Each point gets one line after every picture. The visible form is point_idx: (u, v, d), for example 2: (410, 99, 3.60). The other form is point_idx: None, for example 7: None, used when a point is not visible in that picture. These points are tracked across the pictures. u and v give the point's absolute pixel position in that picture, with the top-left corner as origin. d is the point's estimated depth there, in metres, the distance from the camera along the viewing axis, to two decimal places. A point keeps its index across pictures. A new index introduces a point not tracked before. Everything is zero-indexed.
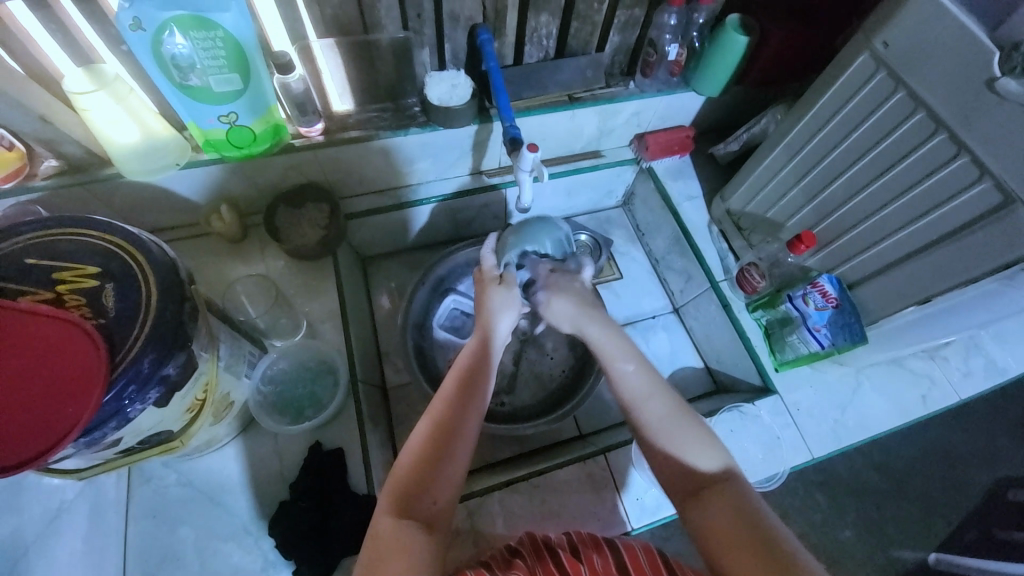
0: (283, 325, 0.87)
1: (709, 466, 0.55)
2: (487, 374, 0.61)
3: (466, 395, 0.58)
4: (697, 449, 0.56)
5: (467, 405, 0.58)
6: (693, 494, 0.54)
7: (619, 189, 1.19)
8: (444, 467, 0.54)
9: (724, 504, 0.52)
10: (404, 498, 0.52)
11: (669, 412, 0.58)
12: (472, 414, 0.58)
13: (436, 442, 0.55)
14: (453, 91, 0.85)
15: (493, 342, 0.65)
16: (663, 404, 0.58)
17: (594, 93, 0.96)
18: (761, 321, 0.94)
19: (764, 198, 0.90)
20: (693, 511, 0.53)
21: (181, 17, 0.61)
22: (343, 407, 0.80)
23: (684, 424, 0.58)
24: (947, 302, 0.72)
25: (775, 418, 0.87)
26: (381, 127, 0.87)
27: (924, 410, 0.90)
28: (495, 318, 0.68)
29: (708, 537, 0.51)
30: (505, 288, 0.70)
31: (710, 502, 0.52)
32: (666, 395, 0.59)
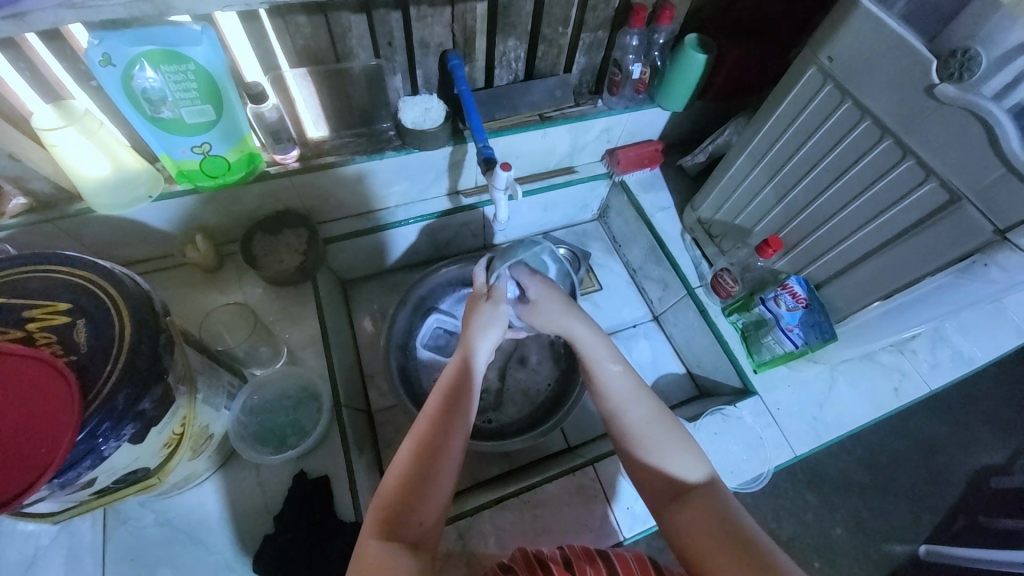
0: (263, 353, 0.86)
1: (690, 474, 0.57)
2: (472, 392, 0.63)
3: (450, 413, 0.59)
4: (677, 456, 0.58)
5: (450, 421, 0.59)
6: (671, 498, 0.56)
7: (594, 203, 1.22)
8: (429, 486, 0.55)
9: (703, 510, 0.53)
10: (391, 519, 0.52)
11: (652, 419, 0.61)
12: (453, 431, 0.58)
13: (420, 460, 0.56)
14: (427, 114, 0.87)
15: (475, 364, 0.67)
16: (641, 411, 0.61)
17: (564, 112, 1.00)
18: (737, 324, 0.96)
19: (731, 206, 0.93)
20: (673, 516, 0.55)
21: (150, 52, 0.62)
22: (328, 434, 0.79)
23: (665, 432, 0.60)
24: (903, 301, 0.75)
25: (757, 419, 0.89)
26: (356, 152, 0.88)
27: (897, 402, 0.93)
28: (478, 338, 0.69)
29: (684, 541, 0.53)
30: (493, 305, 0.73)
31: (687, 508, 0.54)
32: (643, 404, 0.62)
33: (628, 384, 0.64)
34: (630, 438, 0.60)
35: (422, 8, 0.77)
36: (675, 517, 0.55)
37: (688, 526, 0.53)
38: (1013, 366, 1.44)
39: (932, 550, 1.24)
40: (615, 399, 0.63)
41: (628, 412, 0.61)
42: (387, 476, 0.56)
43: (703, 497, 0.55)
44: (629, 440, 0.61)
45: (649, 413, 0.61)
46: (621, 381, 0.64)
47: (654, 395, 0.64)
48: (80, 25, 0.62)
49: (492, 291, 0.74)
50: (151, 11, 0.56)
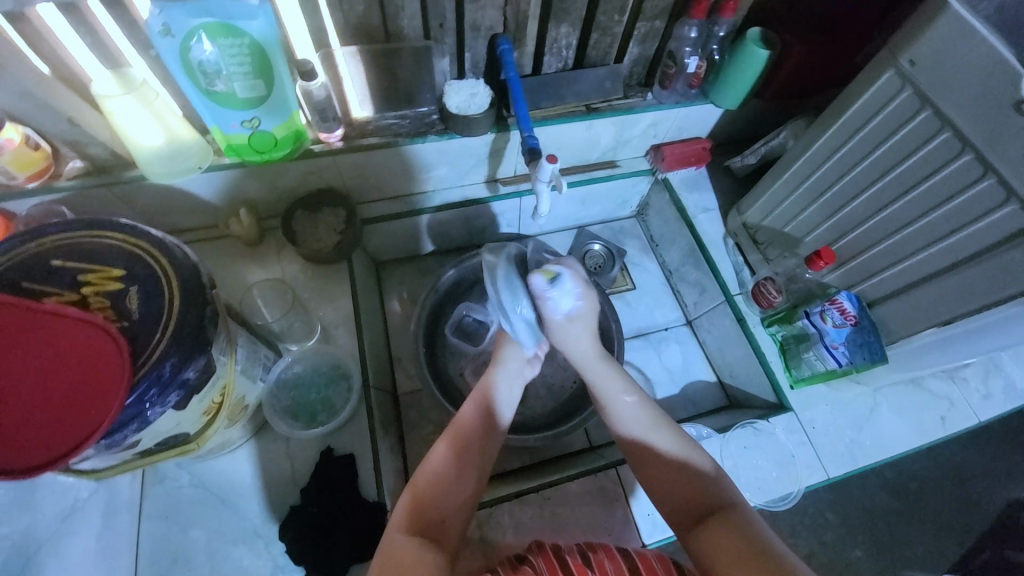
0: (297, 329, 0.86)
1: (720, 498, 0.58)
2: (502, 402, 0.66)
3: (485, 421, 0.64)
4: (704, 476, 0.60)
5: (485, 429, 0.63)
6: (696, 520, 0.57)
7: (634, 199, 1.19)
8: (457, 484, 0.59)
9: (726, 531, 0.54)
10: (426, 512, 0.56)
11: (675, 450, 0.62)
12: (488, 438, 0.63)
13: (457, 457, 0.60)
14: (471, 100, 0.86)
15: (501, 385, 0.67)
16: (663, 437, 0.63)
17: (611, 104, 0.97)
18: (776, 336, 0.92)
19: (781, 213, 0.89)
20: (695, 536, 0.56)
21: (209, 24, 0.63)
22: (354, 413, 0.79)
23: (689, 456, 0.62)
24: (976, 322, 0.73)
25: (790, 436, 0.86)
26: (400, 134, 0.88)
27: (943, 432, 0.89)
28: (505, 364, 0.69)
29: (708, 563, 0.53)
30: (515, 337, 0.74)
31: (710, 527, 0.55)
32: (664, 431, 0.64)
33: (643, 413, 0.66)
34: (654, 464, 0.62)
35: None
36: (701, 537, 0.55)
37: (712, 550, 0.54)
38: None
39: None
40: (636, 430, 0.65)
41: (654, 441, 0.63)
42: (420, 472, 0.60)
43: (727, 519, 0.55)
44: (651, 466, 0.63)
45: (675, 439, 0.63)
46: (640, 412, 0.66)
47: (673, 423, 0.66)
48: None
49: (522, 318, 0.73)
50: None
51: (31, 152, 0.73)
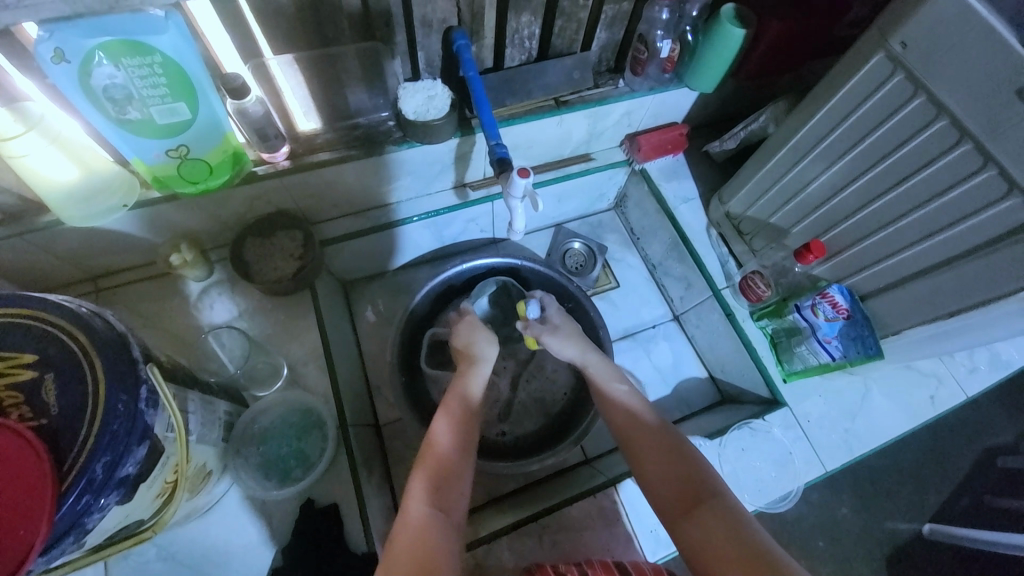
0: (261, 370, 0.79)
1: (706, 484, 0.57)
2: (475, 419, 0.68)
3: (461, 438, 0.64)
4: (686, 461, 0.59)
5: (461, 453, 0.63)
6: (685, 512, 0.55)
7: (611, 191, 1.13)
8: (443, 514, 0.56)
9: (715, 521, 0.53)
10: (429, 487, 0.57)
11: (656, 430, 0.63)
12: (466, 456, 0.63)
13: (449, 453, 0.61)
14: (430, 103, 0.77)
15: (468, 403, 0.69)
16: (646, 422, 0.64)
17: (582, 95, 0.90)
18: (766, 330, 0.90)
19: (766, 203, 0.85)
20: (686, 528, 0.54)
21: (110, 43, 0.53)
22: (335, 459, 0.74)
23: (668, 439, 0.62)
24: (960, 322, 0.69)
25: (786, 433, 0.84)
26: (354, 147, 0.79)
27: (934, 412, 0.88)
28: (472, 383, 0.71)
29: (698, 555, 0.52)
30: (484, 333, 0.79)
31: (699, 518, 0.54)
32: (647, 416, 0.65)
33: (630, 402, 0.68)
34: (640, 450, 0.62)
35: None
36: (690, 529, 0.54)
37: (703, 541, 0.52)
38: None
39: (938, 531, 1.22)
40: (623, 419, 0.66)
41: (643, 425, 0.64)
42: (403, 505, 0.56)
43: (715, 508, 0.54)
44: (635, 453, 0.63)
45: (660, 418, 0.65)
46: (629, 401, 0.68)
47: (654, 410, 0.67)
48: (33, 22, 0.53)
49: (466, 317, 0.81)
50: None
51: None
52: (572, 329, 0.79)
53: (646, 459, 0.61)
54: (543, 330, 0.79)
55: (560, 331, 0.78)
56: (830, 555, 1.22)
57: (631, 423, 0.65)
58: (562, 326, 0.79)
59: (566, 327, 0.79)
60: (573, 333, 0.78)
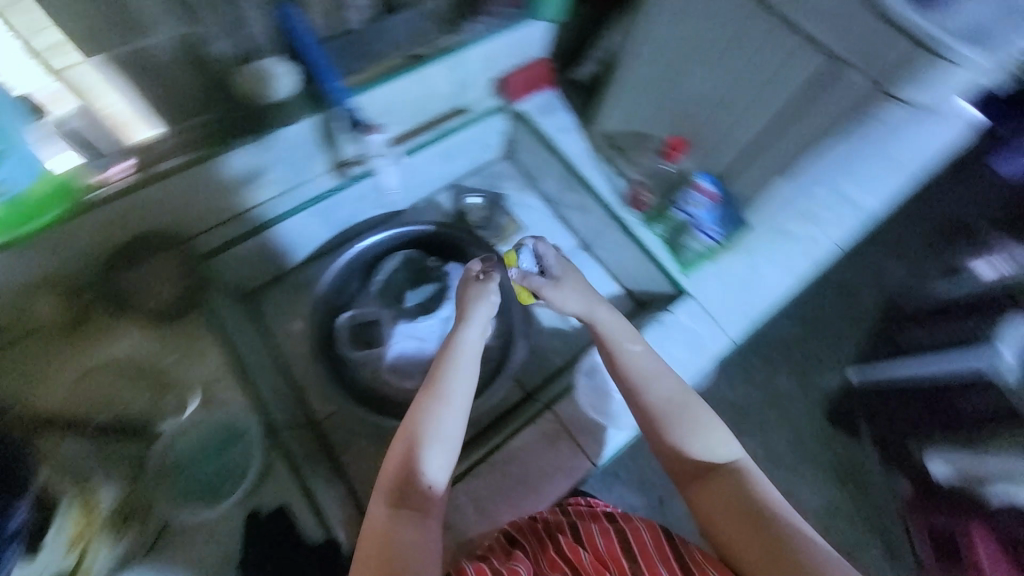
0: (168, 402, 0.78)
1: (721, 458, 0.62)
2: (450, 410, 0.63)
3: (427, 427, 0.61)
4: (706, 434, 0.63)
5: (429, 443, 0.61)
6: (699, 479, 0.62)
7: (495, 139, 1.11)
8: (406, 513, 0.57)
9: (729, 490, 0.59)
10: (394, 489, 0.59)
11: (673, 398, 0.65)
12: (433, 447, 0.60)
13: (412, 450, 0.60)
14: (277, 83, 0.74)
15: (440, 388, 0.64)
16: (664, 391, 0.66)
17: (435, 47, 0.89)
18: (659, 233, 0.96)
19: (632, 115, 0.93)
20: (699, 496, 0.61)
21: None
22: (271, 461, 0.75)
23: (687, 411, 0.64)
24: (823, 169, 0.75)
25: (693, 318, 0.92)
26: (205, 146, 0.74)
27: (810, 266, 0.96)
28: (449, 366, 0.66)
29: (711, 521, 0.59)
30: (482, 296, 0.74)
31: (713, 487, 0.60)
32: (664, 383, 0.66)
33: (648, 363, 0.68)
34: (655, 419, 0.65)
35: None
36: (705, 497, 0.60)
37: (712, 503, 0.59)
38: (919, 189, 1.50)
39: (864, 376, 1.29)
40: (636, 380, 0.67)
41: (650, 395, 0.66)
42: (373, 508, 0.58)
43: (728, 477, 0.60)
44: (655, 422, 0.65)
45: (674, 384, 0.66)
46: (643, 362, 0.68)
47: (672, 373, 0.68)
48: None
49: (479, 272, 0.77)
50: None
51: None
52: (580, 279, 0.77)
53: (668, 431, 0.64)
54: (546, 285, 0.77)
55: (568, 284, 0.76)
56: (780, 428, 1.28)
57: (644, 389, 0.67)
58: (567, 276, 0.78)
59: (573, 278, 0.77)
60: (580, 283, 0.77)
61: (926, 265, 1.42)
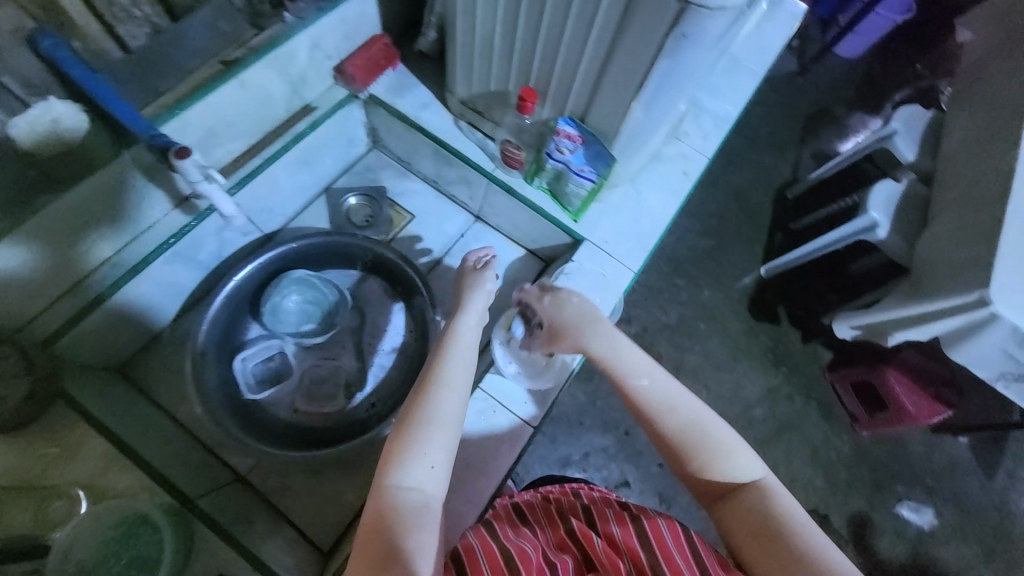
0: (56, 510, 0.63)
1: (740, 475, 0.57)
2: (449, 403, 0.58)
3: (426, 417, 0.56)
4: (731, 455, 0.57)
5: (426, 437, 0.55)
6: (722, 496, 0.57)
7: (359, 131, 1.05)
8: (408, 524, 0.51)
9: (751, 510, 0.54)
10: (396, 496, 0.52)
11: (689, 420, 0.59)
12: (435, 441, 0.55)
13: (415, 446, 0.54)
14: (58, 127, 0.65)
15: (440, 382, 0.60)
16: (679, 420, 0.59)
17: (249, 47, 0.80)
18: (543, 187, 0.96)
19: (480, 75, 0.89)
20: (722, 511, 0.57)
21: None
22: (192, 532, 0.66)
23: (711, 434, 0.58)
24: (663, 71, 0.70)
25: (593, 261, 0.94)
26: (3, 218, 0.64)
27: (690, 182, 1.02)
28: (448, 359, 0.62)
29: (732, 537, 0.55)
30: (482, 291, 0.73)
31: (736, 507, 0.56)
32: (683, 410, 0.59)
33: (661, 392, 0.60)
34: (672, 445, 0.59)
35: None
36: (729, 514, 0.56)
37: (737, 523, 0.55)
38: (780, 81, 1.58)
39: (772, 267, 1.35)
40: (652, 412, 0.60)
41: (669, 422, 0.59)
42: (367, 519, 0.51)
43: (750, 496, 0.55)
44: (676, 448, 0.59)
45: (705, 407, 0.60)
46: (662, 388, 0.61)
47: (693, 395, 0.61)
48: None
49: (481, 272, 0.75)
50: None
51: None
52: (579, 308, 0.71)
53: (688, 456, 0.58)
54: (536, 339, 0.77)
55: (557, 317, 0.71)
56: (713, 334, 1.32)
57: (662, 416, 0.60)
58: (553, 312, 0.72)
59: (560, 309, 0.71)
60: (576, 313, 0.70)
61: (800, 148, 1.50)
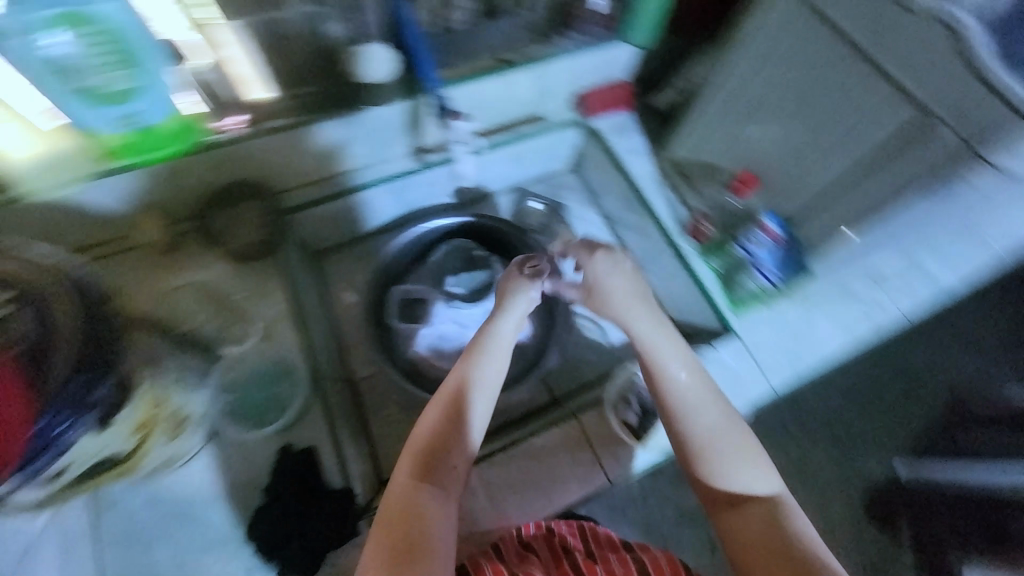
0: (233, 331, 0.84)
1: (760, 487, 0.62)
2: (475, 400, 0.66)
3: (453, 414, 0.65)
4: (745, 467, 0.62)
5: (451, 432, 0.64)
6: (730, 505, 0.62)
7: (564, 150, 1.11)
8: (426, 504, 0.59)
9: (761, 519, 0.59)
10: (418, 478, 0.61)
11: (721, 424, 0.64)
12: (461, 436, 0.64)
13: (437, 436, 0.63)
14: (373, 66, 0.81)
15: (471, 381, 0.67)
16: (711, 419, 0.64)
17: (525, 55, 0.94)
18: (714, 268, 0.95)
19: (705, 144, 0.96)
20: (729, 518, 0.61)
21: (59, 16, 0.59)
22: (309, 406, 0.80)
23: (735, 442, 0.63)
24: (904, 222, 0.76)
25: (737, 359, 0.90)
26: (308, 113, 0.82)
27: (870, 331, 0.94)
28: (483, 358, 0.69)
29: (731, 543, 0.60)
30: (524, 283, 0.76)
31: (743, 513, 0.60)
32: (712, 412, 0.65)
33: (696, 391, 0.66)
34: (693, 451, 0.64)
35: None
36: (731, 524, 0.61)
37: (741, 540, 0.59)
38: None
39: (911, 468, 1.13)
40: (681, 410, 0.65)
41: (690, 426, 0.64)
42: (389, 494, 0.61)
43: (763, 507, 0.60)
44: (694, 457, 0.64)
45: (719, 421, 0.64)
46: (691, 388, 0.66)
47: (723, 400, 0.66)
48: None
49: (530, 265, 0.78)
50: None
51: None
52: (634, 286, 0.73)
53: (703, 461, 0.63)
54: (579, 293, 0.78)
55: (615, 288, 0.73)
56: (825, 503, 1.14)
57: (690, 419, 0.65)
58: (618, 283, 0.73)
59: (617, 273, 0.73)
60: (627, 283, 0.73)
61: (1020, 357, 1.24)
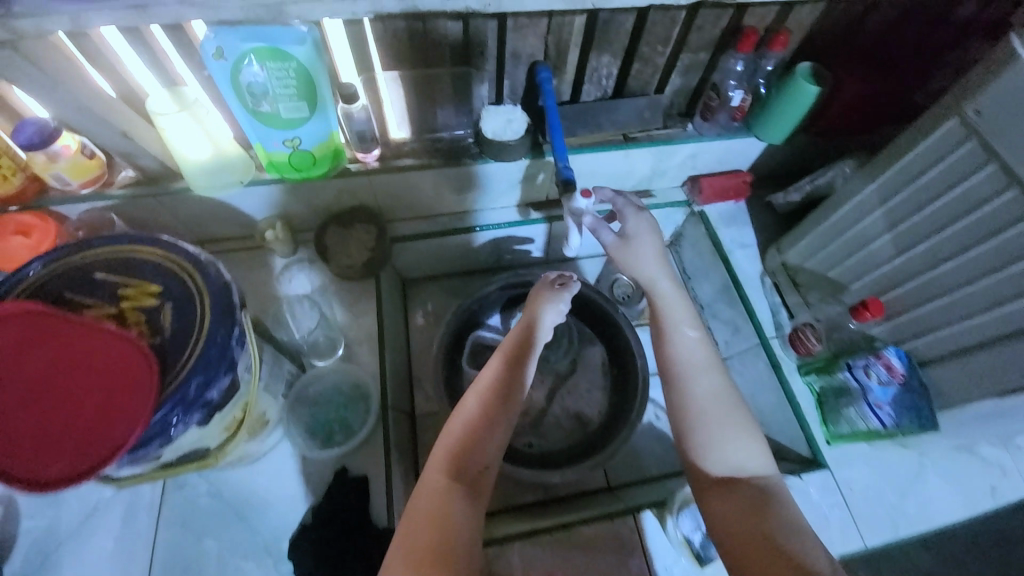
0: (322, 344, 0.89)
1: (750, 464, 0.64)
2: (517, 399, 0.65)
3: (489, 411, 0.63)
4: (739, 443, 0.64)
5: (489, 432, 0.62)
6: (717, 483, 0.63)
7: (666, 228, 1.10)
8: (460, 498, 0.57)
9: (744, 499, 0.60)
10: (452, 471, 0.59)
11: (716, 396, 0.67)
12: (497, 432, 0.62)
13: (475, 430, 0.61)
14: (508, 126, 0.85)
15: (512, 383, 0.65)
16: (707, 388, 0.67)
17: (650, 133, 0.94)
18: (812, 386, 0.89)
19: (824, 257, 0.88)
20: (715, 499, 0.62)
21: (259, 48, 0.64)
22: (371, 435, 0.80)
23: (728, 419, 0.66)
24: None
25: (824, 496, 0.80)
26: (437, 156, 0.88)
27: (994, 503, 0.82)
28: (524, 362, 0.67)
29: (717, 522, 0.60)
30: (557, 294, 0.74)
31: (730, 492, 0.61)
32: (712, 382, 0.68)
33: (699, 355, 0.70)
34: (690, 416, 0.66)
35: (519, 19, 0.75)
36: (715, 502, 0.61)
37: (727, 516, 0.60)
38: None
39: None
40: (682, 374, 0.69)
41: (696, 393, 0.67)
42: (420, 490, 0.57)
43: (752, 486, 0.62)
44: (688, 418, 0.66)
45: (712, 389, 0.68)
46: (697, 351, 0.70)
47: (721, 372, 0.70)
48: (200, 23, 0.65)
49: (562, 279, 0.76)
50: (265, 15, 0.61)
51: (87, 160, 0.77)
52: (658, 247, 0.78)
53: (700, 428, 0.65)
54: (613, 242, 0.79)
55: (646, 245, 0.78)
56: None
57: (688, 383, 0.68)
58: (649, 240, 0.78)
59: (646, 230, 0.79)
60: (654, 245, 0.78)
61: None
